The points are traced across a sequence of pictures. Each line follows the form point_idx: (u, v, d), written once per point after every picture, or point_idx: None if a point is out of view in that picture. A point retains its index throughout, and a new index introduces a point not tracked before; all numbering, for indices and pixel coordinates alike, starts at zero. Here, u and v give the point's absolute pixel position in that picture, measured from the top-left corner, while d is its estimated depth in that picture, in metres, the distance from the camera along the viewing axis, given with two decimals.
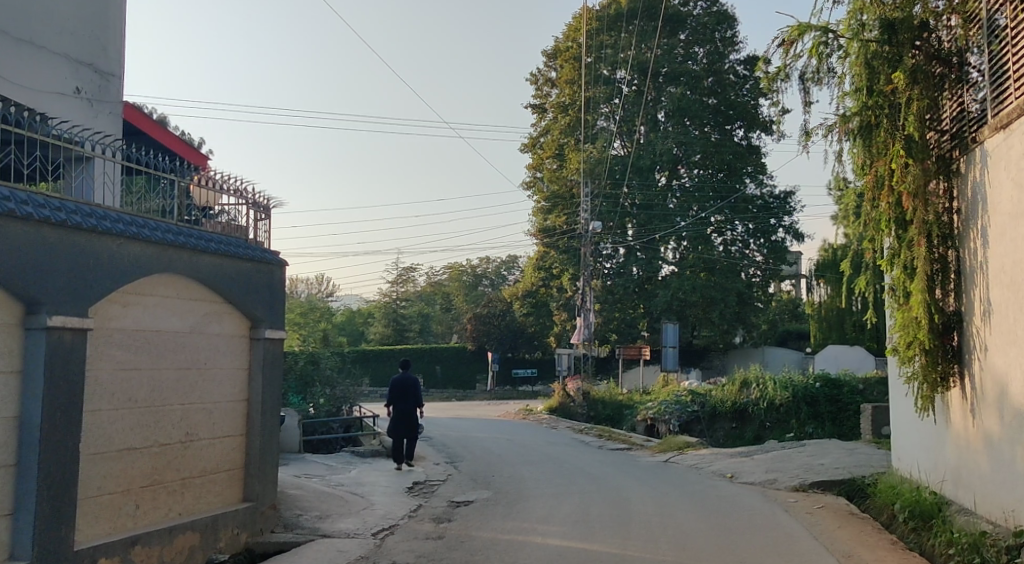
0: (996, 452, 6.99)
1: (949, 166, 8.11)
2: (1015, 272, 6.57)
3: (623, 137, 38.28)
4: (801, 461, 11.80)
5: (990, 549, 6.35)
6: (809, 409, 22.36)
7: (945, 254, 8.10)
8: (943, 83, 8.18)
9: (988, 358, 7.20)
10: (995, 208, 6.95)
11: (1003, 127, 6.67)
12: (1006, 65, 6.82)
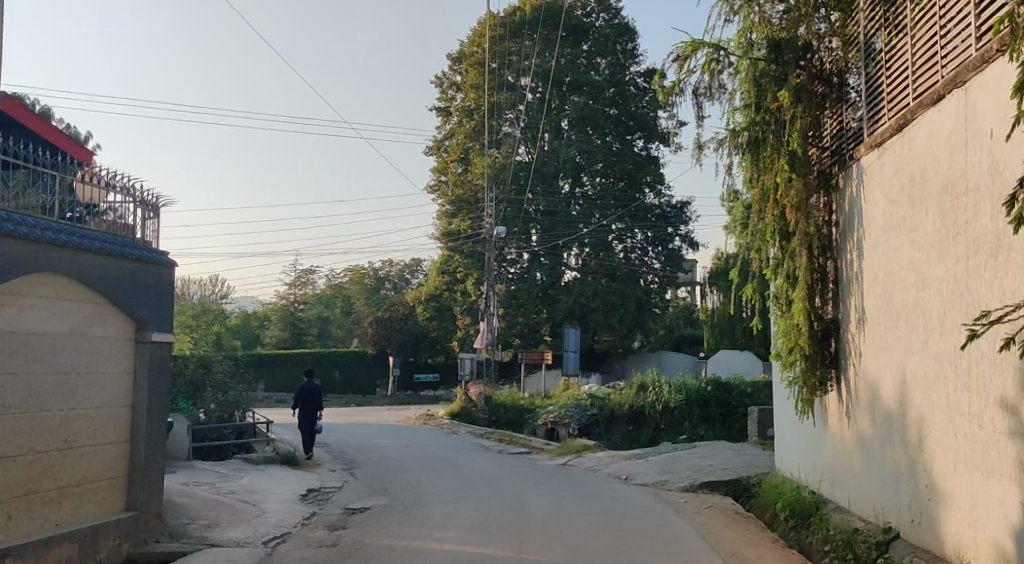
0: (868, 452, 7.39)
1: (829, 181, 8.54)
2: (886, 282, 6.96)
3: (527, 144, 38.68)
4: (692, 462, 12.19)
5: (863, 545, 6.72)
6: (700, 412, 23.12)
7: (825, 265, 8.54)
8: (825, 102, 8.63)
9: (862, 364, 7.60)
10: (869, 222, 7.36)
11: (878, 146, 7.07)
12: (880, 87, 7.22)
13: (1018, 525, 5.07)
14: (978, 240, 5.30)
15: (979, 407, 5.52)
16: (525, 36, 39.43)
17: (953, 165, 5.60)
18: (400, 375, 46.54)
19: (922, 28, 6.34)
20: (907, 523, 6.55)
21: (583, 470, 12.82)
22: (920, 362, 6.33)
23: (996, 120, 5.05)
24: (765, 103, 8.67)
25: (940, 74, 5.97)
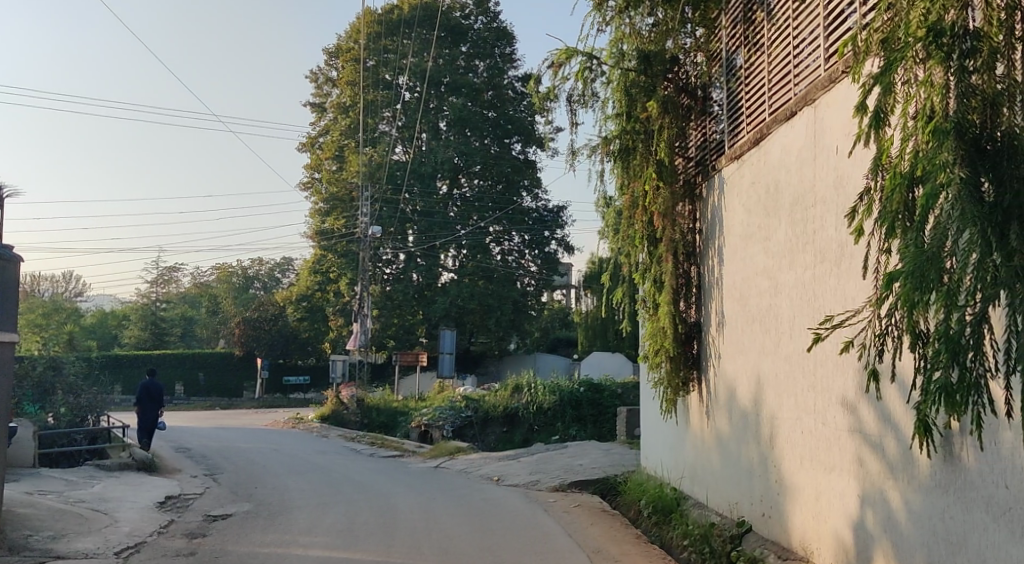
0: (724, 449, 7.76)
1: (694, 191, 8.95)
2: (743, 287, 7.32)
3: (404, 143, 38.50)
4: (561, 462, 12.41)
5: (718, 538, 7.04)
6: (572, 413, 23.55)
7: (689, 271, 8.93)
8: (690, 114, 9.04)
9: (721, 365, 7.97)
10: (729, 230, 7.71)
11: (736, 158, 7.44)
12: (740, 102, 7.59)
13: (855, 515, 5.56)
14: (824, 249, 5.65)
15: (823, 407, 5.92)
16: (403, 35, 39.32)
17: (803, 178, 5.95)
18: (269, 376, 45.24)
19: (777, 48, 6.71)
20: (758, 516, 6.93)
21: (455, 472, 12.84)
22: (772, 363, 6.69)
23: (841, 137, 5.40)
24: (635, 113, 8.92)
25: (793, 93, 6.33)
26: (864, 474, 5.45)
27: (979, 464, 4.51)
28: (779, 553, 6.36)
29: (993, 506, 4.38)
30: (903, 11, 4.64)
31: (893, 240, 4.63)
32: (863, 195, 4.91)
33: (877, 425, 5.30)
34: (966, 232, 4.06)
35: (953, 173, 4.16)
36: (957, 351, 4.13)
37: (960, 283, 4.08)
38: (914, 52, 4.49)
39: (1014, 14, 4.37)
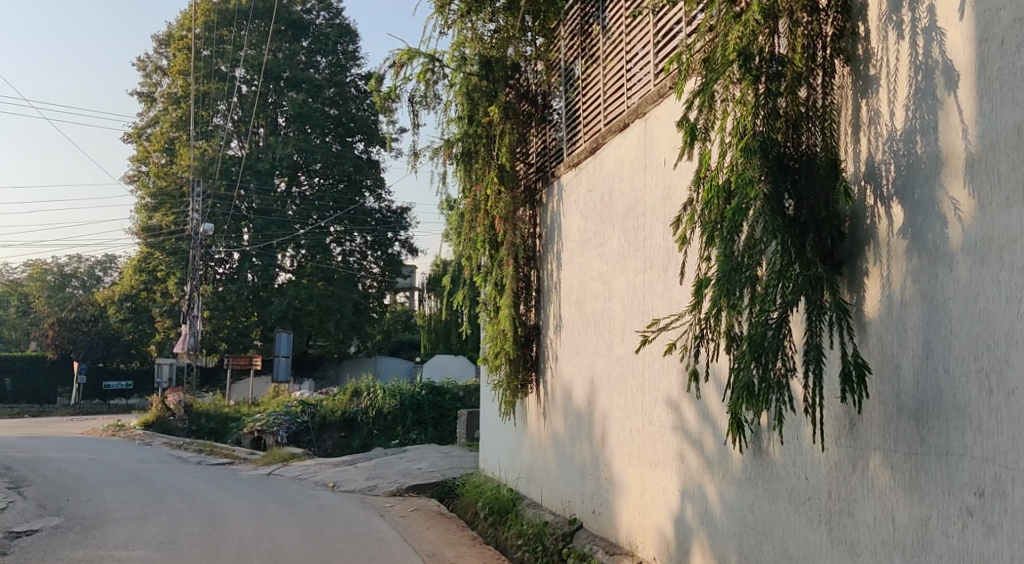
0: (558, 449, 7.99)
1: (534, 196, 9.25)
2: (579, 291, 7.55)
3: (240, 137, 37.15)
4: (400, 466, 12.33)
5: (550, 537, 7.24)
6: (414, 417, 23.27)
7: (528, 274, 9.19)
8: (530, 120, 9.35)
9: (558, 367, 8.19)
10: (567, 235, 7.94)
11: (574, 166, 7.67)
12: (577, 112, 7.83)
13: (676, 510, 5.87)
14: (653, 255, 5.91)
15: (650, 406, 6.20)
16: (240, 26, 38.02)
17: (635, 186, 6.21)
18: (88, 381, 42.15)
19: (611, 61, 6.97)
20: (587, 513, 7.19)
21: (289, 479, 12.48)
22: (605, 365, 6.94)
23: (667, 150, 5.69)
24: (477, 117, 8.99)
25: (625, 105, 6.60)
26: (684, 470, 5.78)
27: (783, 457, 5.01)
28: (607, 549, 6.61)
29: (795, 496, 4.88)
30: (721, 33, 4.97)
31: (711, 248, 4.94)
32: (687, 206, 5.20)
33: (696, 423, 5.63)
34: (771, 243, 4.51)
35: (758, 189, 4.55)
36: (761, 353, 4.56)
37: (766, 290, 4.52)
38: (730, 72, 4.81)
39: (817, 41, 4.74)
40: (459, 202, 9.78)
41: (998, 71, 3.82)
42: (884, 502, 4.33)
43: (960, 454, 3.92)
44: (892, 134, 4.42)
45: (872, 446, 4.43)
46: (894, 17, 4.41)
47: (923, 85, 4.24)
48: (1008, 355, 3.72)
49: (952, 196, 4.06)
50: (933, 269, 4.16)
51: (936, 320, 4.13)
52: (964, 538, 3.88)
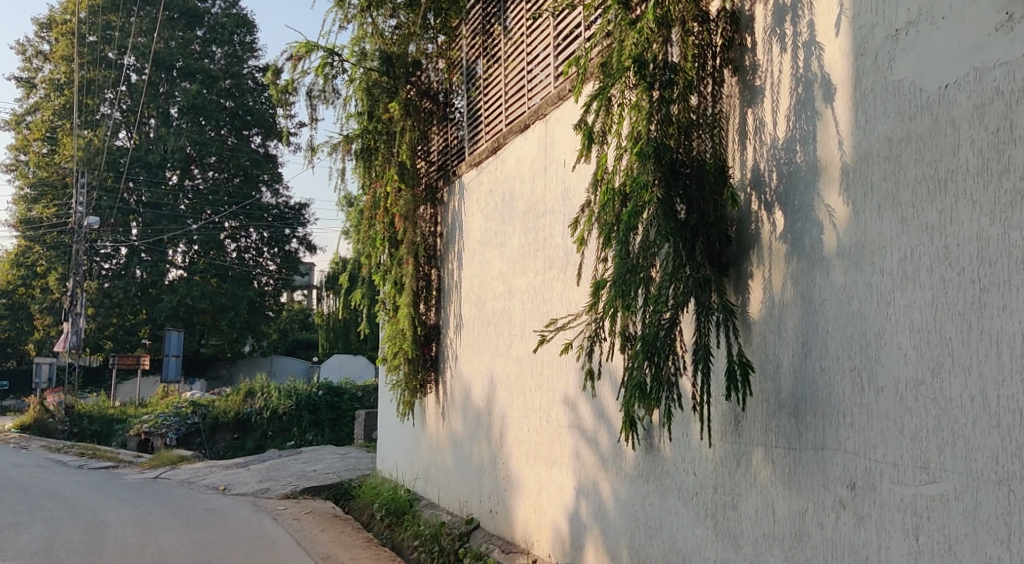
0: (457, 448, 8.00)
1: (435, 195, 9.23)
2: (479, 291, 7.57)
3: (129, 128, 35.69)
4: (295, 468, 12.09)
5: (447, 537, 7.24)
6: (310, 418, 23.16)
7: (429, 273, 9.20)
8: (431, 119, 9.30)
9: (457, 366, 8.19)
10: (468, 235, 7.95)
11: (476, 165, 7.69)
12: (479, 111, 7.85)
13: (570, 507, 5.97)
14: (552, 256, 5.98)
15: (548, 405, 6.28)
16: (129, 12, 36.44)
17: (535, 187, 6.27)
18: None
19: (513, 62, 7.02)
20: (485, 513, 7.23)
21: (177, 483, 12.05)
22: (504, 364, 6.99)
23: (567, 152, 5.77)
24: (377, 114, 8.94)
25: (527, 106, 6.66)
26: (580, 467, 5.88)
27: (673, 453, 5.15)
28: (502, 547, 6.65)
29: (684, 492, 5.03)
30: (617, 39, 5.09)
31: (608, 249, 5.02)
32: (585, 207, 5.28)
33: (592, 421, 5.74)
34: (664, 246, 4.62)
35: (651, 194, 4.64)
36: (653, 352, 4.67)
37: (660, 290, 4.62)
38: (627, 77, 4.92)
39: (707, 51, 4.95)
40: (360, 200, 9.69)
41: (872, 85, 4.05)
42: (765, 495, 4.51)
43: (834, 448, 4.14)
44: (774, 143, 4.62)
45: (755, 442, 4.61)
46: (778, 30, 4.61)
47: (803, 97, 4.44)
48: (878, 355, 3.95)
49: (828, 204, 4.27)
50: (811, 272, 4.36)
51: (813, 320, 4.33)
52: (837, 528, 4.09)
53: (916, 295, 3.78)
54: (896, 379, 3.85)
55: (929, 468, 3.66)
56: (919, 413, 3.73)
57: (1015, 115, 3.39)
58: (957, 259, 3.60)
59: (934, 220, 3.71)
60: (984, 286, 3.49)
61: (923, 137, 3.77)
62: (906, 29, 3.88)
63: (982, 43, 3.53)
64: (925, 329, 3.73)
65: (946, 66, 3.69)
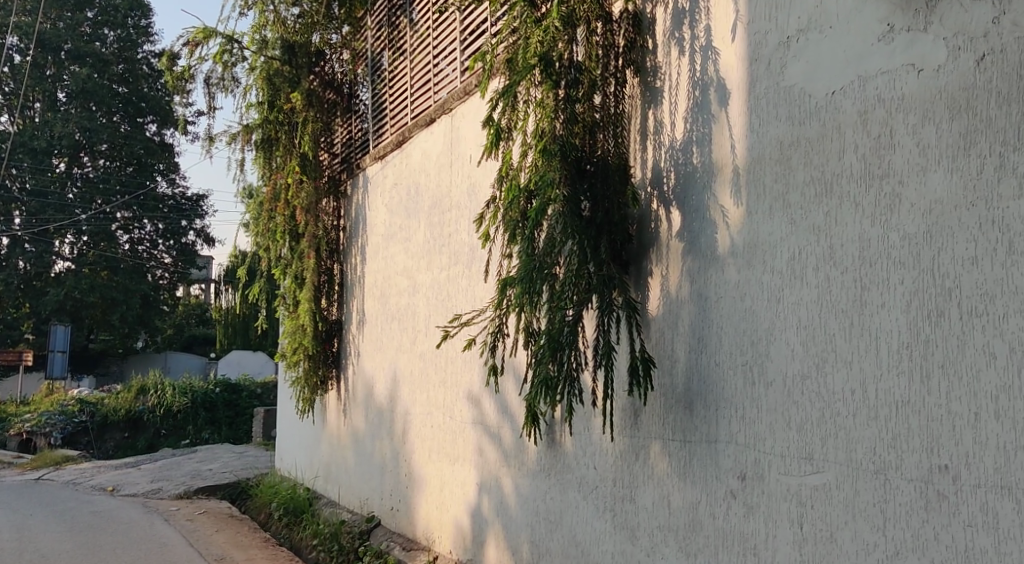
0: (358, 446, 7.91)
1: (338, 187, 9.16)
2: (383, 286, 7.50)
3: (12, 111, 33.74)
4: (188, 467, 11.72)
5: (347, 536, 7.16)
6: (206, 415, 22.65)
7: (332, 267, 9.09)
8: (335, 109, 9.19)
9: (359, 363, 8.09)
10: (372, 229, 7.85)
11: (380, 158, 7.62)
12: (383, 104, 7.77)
13: (472, 504, 5.98)
14: (458, 251, 5.97)
15: (451, 401, 6.26)
16: None
17: (441, 181, 6.24)
18: None
19: (418, 56, 6.97)
20: (386, 510, 7.18)
21: (60, 484, 11.49)
22: (407, 360, 6.94)
23: (473, 147, 5.77)
24: (278, 104, 8.77)
25: (433, 100, 6.64)
26: (483, 463, 5.89)
27: (573, 447, 5.22)
28: (404, 545, 6.64)
29: (583, 486, 5.10)
30: (522, 36, 5.11)
31: (513, 246, 5.04)
32: (490, 204, 5.28)
33: (495, 417, 5.76)
34: (568, 243, 4.65)
35: (557, 192, 4.66)
36: (558, 349, 4.67)
37: (563, 289, 4.64)
38: (532, 75, 4.94)
39: (610, 51, 5.01)
40: (259, 191, 9.47)
41: (765, 90, 4.19)
42: (661, 488, 4.61)
43: (726, 440, 4.27)
44: (673, 143, 4.73)
45: (652, 436, 4.71)
46: (676, 33, 4.73)
47: (700, 99, 4.56)
48: (768, 350, 4.09)
49: (723, 204, 4.40)
50: (706, 270, 4.48)
51: (708, 317, 4.45)
52: (728, 518, 4.22)
53: (803, 292, 3.93)
54: (784, 373, 4.00)
55: (814, 458, 3.82)
56: (805, 406, 3.88)
57: (895, 122, 3.57)
58: (841, 258, 3.77)
59: (821, 221, 3.87)
60: (865, 285, 3.66)
61: (812, 142, 3.93)
62: (797, 37, 4.03)
63: (867, 52, 3.71)
64: (811, 325, 3.89)
65: (833, 73, 3.85)
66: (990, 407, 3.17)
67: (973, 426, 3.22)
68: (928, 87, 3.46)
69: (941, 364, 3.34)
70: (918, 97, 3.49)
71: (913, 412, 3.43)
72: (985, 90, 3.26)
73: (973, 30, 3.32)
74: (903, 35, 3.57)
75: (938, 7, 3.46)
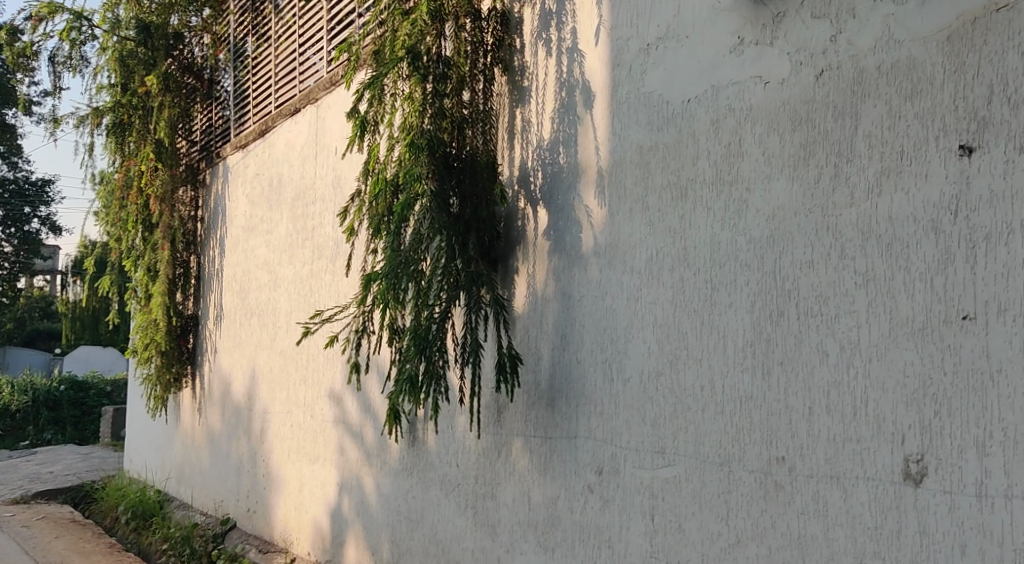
0: (213, 446, 7.65)
1: (197, 176, 8.92)
2: (243, 281, 7.26)
3: None
4: (26, 470, 10.97)
5: (199, 540, 6.95)
6: (49, 415, 21.09)
7: (189, 260, 8.85)
8: (194, 95, 8.88)
9: (216, 360, 7.81)
10: (232, 221, 7.59)
11: (242, 147, 7.38)
12: (246, 92, 7.53)
13: (333, 504, 5.88)
14: (322, 245, 5.83)
15: (313, 399, 6.13)
16: None
17: (305, 173, 6.08)
18: None
19: (283, 43, 6.78)
20: (242, 512, 7.00)
21: None
22: (267, 357, 6.76)
23: (339, 139, 5.65)
24: (132, 86, 8.51)
25: (298, 90, 6.48)
26: (344, 463, 5.81)
27: (437, 445, 5.20)
28: (259, 547, 6.51)
29: (446, 484, 5.10)
30: (390, 29, 5.07)
31: (378, 240, 4.97)
32: (355, 197, 5.19)
33: (358, 415, 5.68)
34: (436, 239, 4.62)
35: (424, 186, 4.64)
36: (426, 347, 4.59)
37: (430, 285, 4.65)
38: (400, 67, 4.92)
39: (478, 48, 5.02)
40: (111, 176, 9.14)
41: (626, 95, 4.30)
42: (522, 484, 4.66)
43: (585, 436, 4.36)
44: (540, 143, 4.79)
45: (515, 432, 4.76)
46: (543, 35, 4.79)
47: (566, 100, 4.64)
48: (625, 348, 4.21)
49: (587, 204, 4.49)
50: (570, 269, 4.56)
51: (571, 315, 4.53)
52: (585, 512, 4.31)
53: (659, 293, 4.07)
54: (640, 370, 4.13)
55: (665, 452, 3.96)
56: (658, 402, 4.02)
57: (743, 131, 3.75)
58: (693, 260, 3.92)
59: (676, 223, 4.01)
60: (715, 285, 3.82)
61: (669, 147, 4.06)
62: (656, 44, 4.16)
63: (720, 63, 3.87)
64: (666, 324, 4.02)
65: (689, 82, 4.00)
66: (822, 402, 3.38)
67: (808, 420, 3.42)
68: (773, 99, 3.65)
69: (781, 362, 3.53)
70: (765, 108, 3.67)
71: (755, 406, 3.61)
72: (824, 104, 3.47)
73: (814, 47, 3.53)
74: (752, 48, 3.76)
75: (783, 23, 3.65)
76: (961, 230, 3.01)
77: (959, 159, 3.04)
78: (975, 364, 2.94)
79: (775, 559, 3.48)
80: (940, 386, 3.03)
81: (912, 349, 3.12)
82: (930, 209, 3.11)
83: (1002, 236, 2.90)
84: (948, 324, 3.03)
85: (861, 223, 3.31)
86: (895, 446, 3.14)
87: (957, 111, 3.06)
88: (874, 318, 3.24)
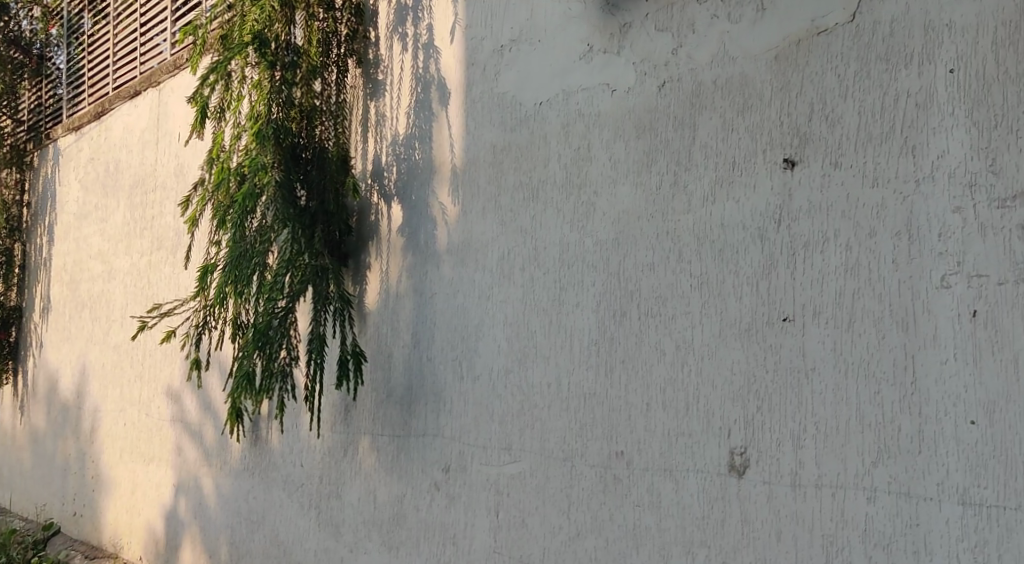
0: (37, 447, 7.24)
1: (23, 158, 8.47)
2: (74, 271, 6.82)
3: None
4: None
5: (17, 545, 6.54)
6: None
7: (13, 247, 8.45)
8: (22, 71, 8.28)
9: (42, 354, 7.31)
10: (63, 207, 7.12)
11: (75, 130, 6.94)
12: (82, 69, 7.10)
13: (169, 506, 5.66)
14: (162, 235, 5.56)
15: (148, 397, 5.86)
16: None
17: (145, 160, 5.78)
18: None
19: (123, 20, 6.44)
20: (68, 517, 6.71)
21: None
22: (99, 352, 6.39)
23: (182, 125, 5.41)
24: None
25: (138, 71, 6.16)
26: (181, 463, 5.59)
27: (281, 445, 5.07)
28: (85, 553, 6.27)
29: (289, 483, 4.98)
30: (238, 13, 4.91)
31: (221, 231, 4.79)
32: (197, 185, 4.97)
33: (197, 413, 5.47)
34: (283, 231, 4.57)
35: (270, 176, 4.53)
36: (265, 341, 4.53)
37: (275, 278, 4.54)
38: (246, 53, 4.75)
39: (332, 40, 4.92)
40: None
41: (480, 94, 4.34)
42: (368, 482, 4.62)
43: (434, 434, 4.36)
44: (394, 138, 4.75)
45: (362, 431, 4.70)
46: (399, 29, 4.76)
47: (421, 96, 4.62)
48: (476, 345, 4.24)
49: (440, 202, 4.48)
50: (423, 267, 4.55)
51: (423, 312, 4.52)
52: (431, 510, 4.31)
53: (509, 291, 4.12)
54: (490, 368, 4.17)
55: (512, 448, 4.02)
56: (506, 399, 4.07)
57: (592, 136, 3.86)
58: (543, 260, 4.00)
59: (527, 223, 4.08)
60: (563, 285, 3.92)
61: (521, 148, 4.12)
62: (509, 46, 4.22)
63: (570, 68, 3.97)
64: (516, 322, 4.08)
65: (541, 85, 4.08)
66: (658, 398, 3.53)
67: (645, 415, 3.56)
68: (619, 106, 3.77)
69: (623, 360, 3.66)
70: (612, 115, 3.80)
71: (597, 403, 3.73)
72: (665, 114, 3.62)
73: (657, 58, 3.68)
74: (600, 56, 3.87)
75: (630, 33, 3.78)
76: (784, 238, 3.23)
77: (784, 172, 3.25)
78: (793, 363, 3.16)
79: (612, 550, 3.60)
80: (762, 383, 3.24)
81: (739, 348, 3.31)
82: (758, 218, 3.31)
83: (818, 245, 3.13)
84: (770, 326, 3.23)
85: (697, 228, 3.48)
86: (722, 440, 3.32)
87: (782, 127, 3.27)
88: (707, 319, 3.41)
